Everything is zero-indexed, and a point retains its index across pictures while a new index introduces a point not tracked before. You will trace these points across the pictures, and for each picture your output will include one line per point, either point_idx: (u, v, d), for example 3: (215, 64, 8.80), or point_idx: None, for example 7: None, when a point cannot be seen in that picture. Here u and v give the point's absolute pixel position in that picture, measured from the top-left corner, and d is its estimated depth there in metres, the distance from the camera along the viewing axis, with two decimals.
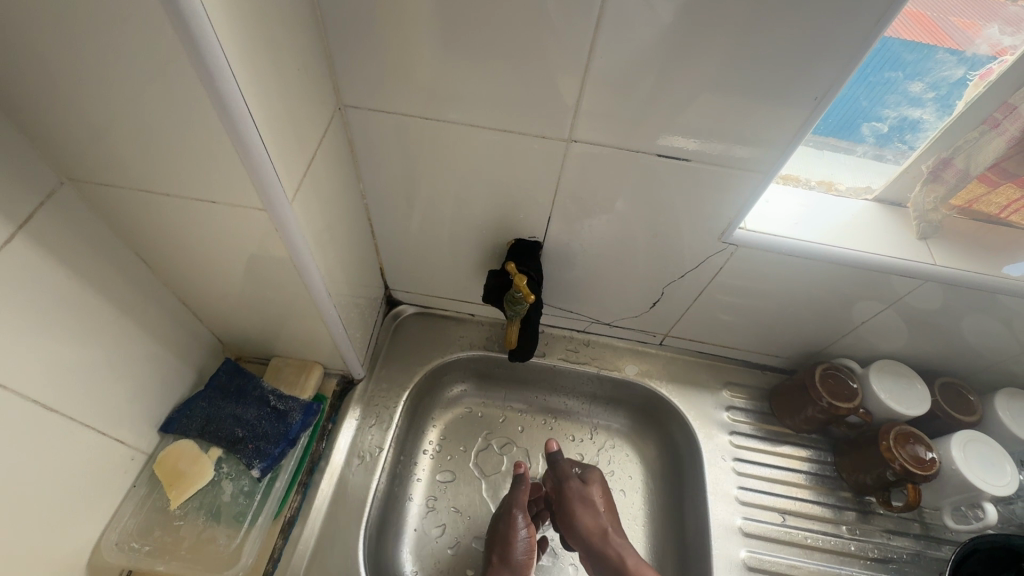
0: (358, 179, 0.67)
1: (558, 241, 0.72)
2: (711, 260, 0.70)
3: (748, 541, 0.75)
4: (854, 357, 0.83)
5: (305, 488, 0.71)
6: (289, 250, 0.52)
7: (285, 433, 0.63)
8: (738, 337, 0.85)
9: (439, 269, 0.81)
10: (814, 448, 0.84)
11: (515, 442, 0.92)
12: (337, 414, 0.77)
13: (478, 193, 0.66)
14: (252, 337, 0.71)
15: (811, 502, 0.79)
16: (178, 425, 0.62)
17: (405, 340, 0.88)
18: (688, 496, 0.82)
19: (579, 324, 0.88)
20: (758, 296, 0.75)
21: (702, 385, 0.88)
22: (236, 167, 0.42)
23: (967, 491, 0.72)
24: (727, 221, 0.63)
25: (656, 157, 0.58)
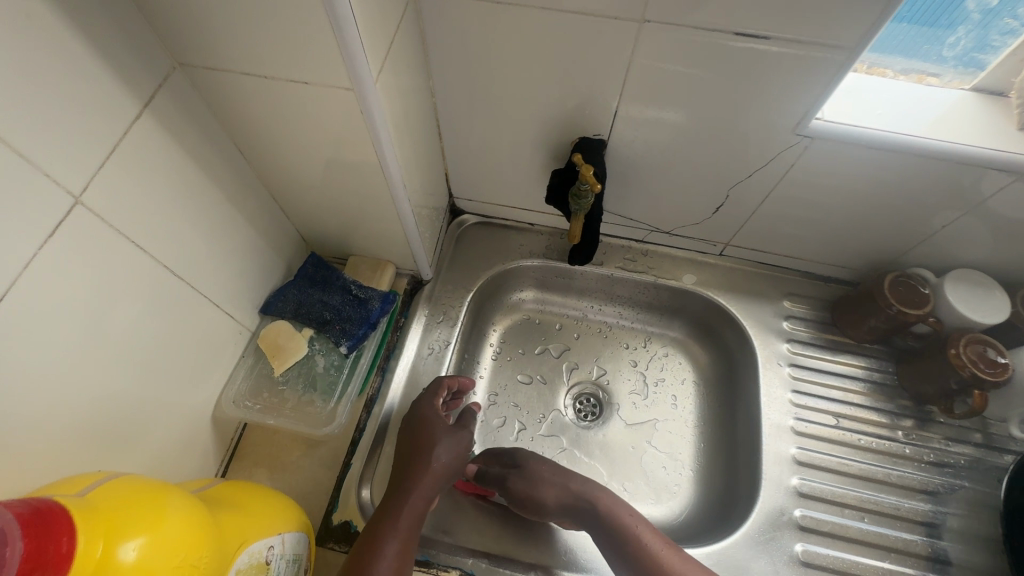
0: (428, 75, 0.68)
1: (623, 140, 0.71)
2: (781, 157, 0.67)
3: (799, 440, 0.77)
4: (930, 269, 0.79)
5: (383, 372, 0.77)
6: (373, 137, 0.55)
7: (367, 317, 0.70)
8: (803, 249, 0.83)
9: (502, 175, 0.83)
10: (874, 358, 0.84)
11: (571, 347, 0.97)
12: (408, 310, 0.84)
13: (546, 88, 0.66)
14: (332, 234, 0.77)
15: (867, 408, 0.80)
16: (275, 307, 0.70)
17: (468, 247, 0.92)
18: (741, 400, 0.85)
19: (638, 233, 0.89)
20: (829, 201, 0.72)
21: (762, 296, 0.88)
22: (327, 40, 0.44)
23: None
24: (803, 112, 0.60)
25: (735, 36, 0.54)
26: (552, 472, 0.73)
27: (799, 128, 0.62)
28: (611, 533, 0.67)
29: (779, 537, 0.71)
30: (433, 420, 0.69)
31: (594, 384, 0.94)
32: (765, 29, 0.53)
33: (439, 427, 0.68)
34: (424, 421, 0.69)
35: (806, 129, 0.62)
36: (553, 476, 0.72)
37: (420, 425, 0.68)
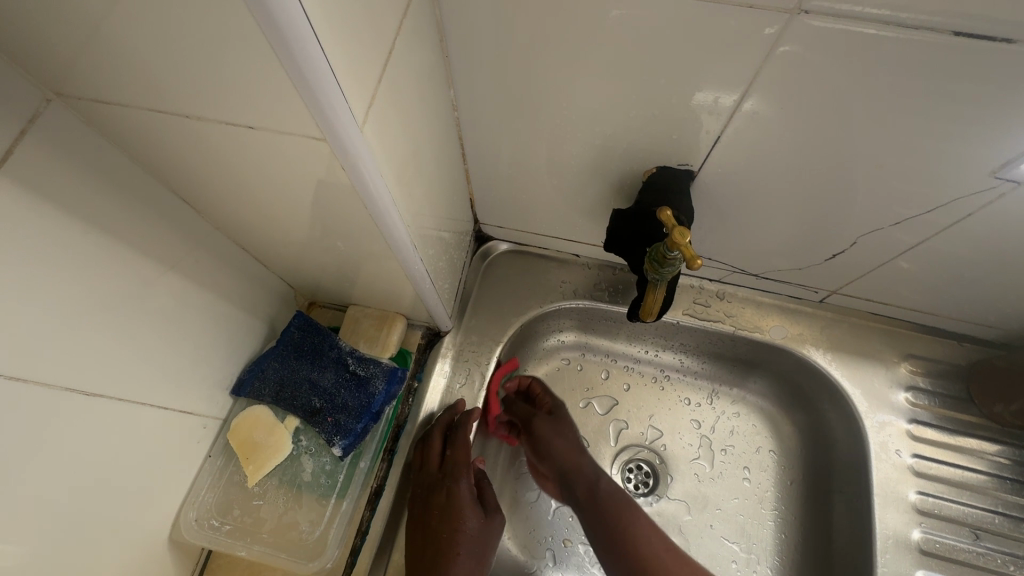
0: (448, 83, 0.48)
1: (717, 171, 0.51)
2: (958, 203, 0.47)
3: (925, 561, 0.60)
4: None
5: (391, 455, 0.61)
6: (365, 196, 0.36)
7: (369, 406, 0.54)
8: (940, 303, 0.63)
9: (545, 205, 0.64)
10: (1021, 448, 0.65)
11: (619, 402, 0.78)
12: (423, 371, 0.67)
13: (615, 102, 0.46)
14: (326, 284, 0.60)
15: (1014, 519, 0.62)
16: (251, 388, 0.54)
17: (497, 284, 0.74)
18: (839, 491, 0.68)
19: (716, 273, 0.70)
20: (1005, 256, 0.52)
21: (873, 358, 0.69)
22: (275, 68, 0.26)
23: None
24: (1018, 148, 0.40)
25: (950, 38, 0.34)
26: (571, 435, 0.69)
27: (1000, 171, 0.42)
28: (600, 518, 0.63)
29: None
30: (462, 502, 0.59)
31: (648, 450, 0.76)
32: (1010, 26, 0.32)
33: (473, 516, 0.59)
34: (455, 507, 0.58)
35: (1009, 171, 0.42)
36: (570, 442, 0.68)
37: (447, 506, 0.58)
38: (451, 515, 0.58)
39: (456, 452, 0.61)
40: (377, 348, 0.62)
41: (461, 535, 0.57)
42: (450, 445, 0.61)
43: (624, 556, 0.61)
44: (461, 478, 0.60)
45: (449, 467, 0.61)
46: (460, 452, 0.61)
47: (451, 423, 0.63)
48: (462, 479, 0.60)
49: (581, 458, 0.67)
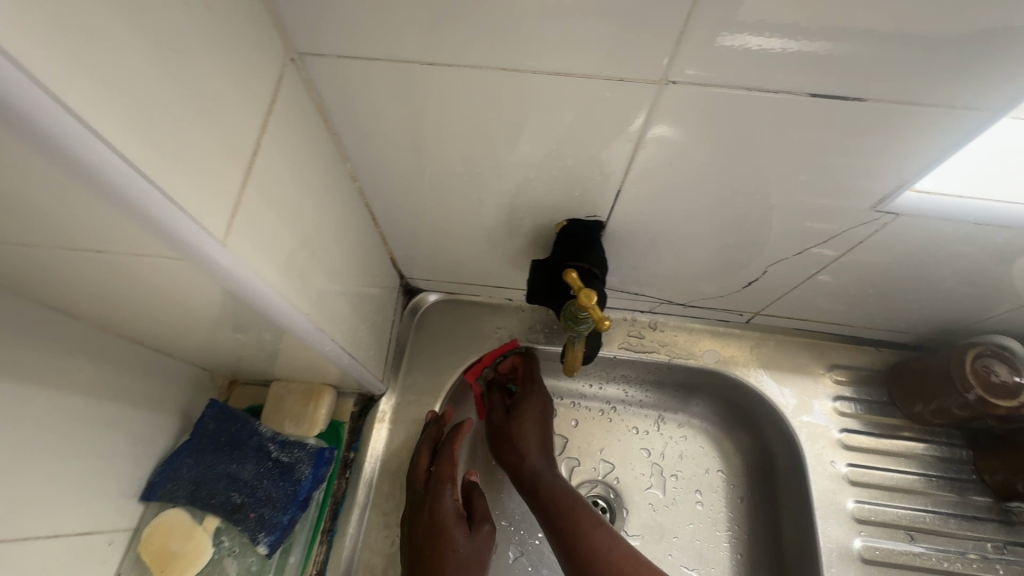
0: (343, 159, 0.47)
1: (627, 219, 0.52)
2: (848, 233, 0.50)
3: (868, 569, 0.62)
4: (1012, 334, 0.64)
5: (330, 536, 0.59)
6: (249, 298, 0.33)
7: (294, 495, 0.51)
8: (854, 313, 0.66)
9: (468, 258, 0.63)
10: (943, 443, 0.68)
11: (568, 438, 0.77)
12: (360, 439, 0.64)
13: (517, 165, 0.46)
14: (244, 364, 0.57)
15: (943, 515, 0.65)
16: (163, 490, 0.51)
17: (431, 337, 0.72)
18: (784, 506, 0.69)
19: (645, 305, 0.71)
20: (899, 270, 0.56)
21: (802, 371, 0.71)
22: (110, 211, 0.24)
23: None
24: (892, 184, 0.43)
25: (810, 99, 0.37)
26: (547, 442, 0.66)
27: (879, 205, 0.45)
28: (553, 525, 0.57)
29: None
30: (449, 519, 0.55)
31: (602, 484, 0.75)
32: (858, 86, 0.35)
33: (461, 532, 0.55)
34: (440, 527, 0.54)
35: (888, 205, 0.45)
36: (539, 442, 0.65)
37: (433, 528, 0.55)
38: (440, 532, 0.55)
39: (439, 465, 0.58)
40: (305, 425, 0.59)
41: (451, 556, 0.53)
42: (435, 458, 0.59)
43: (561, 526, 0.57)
44: (445, 495, 0.56)
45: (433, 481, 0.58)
46: (446, 467, 0.58)
47: (437, 440, 0.62)
48: (445, 494, 0.56)
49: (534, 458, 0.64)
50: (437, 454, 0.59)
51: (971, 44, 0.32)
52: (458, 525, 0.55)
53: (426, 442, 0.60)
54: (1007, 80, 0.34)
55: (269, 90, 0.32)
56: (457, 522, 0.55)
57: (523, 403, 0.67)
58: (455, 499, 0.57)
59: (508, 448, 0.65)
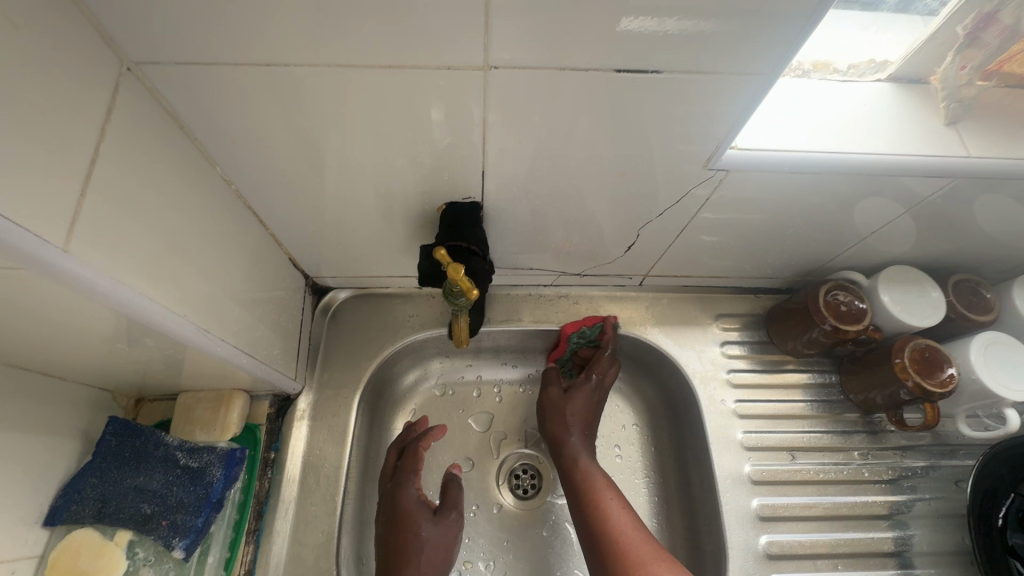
0: (213, 164, 0.48)
1: (502, 198, 0.56)
2: (695, 191, 0.56)
3: (758, 489, 0.69)
4: (858, 268, 0.73)
5: (257, 534, 0.59)
6: (108, 303, 0.34)
7: (206, 497, 0.53)
8: (729, 265, 0.74)
9: (367, 251, 0.65)
10: (817, 371, 0.77)
11: (495, 414, 0.81)
12: (279, 439, 0.65)
13: (384, 155, 0.49)
14: (146, 380, 0.57)
15: (820, 432, 0.73)
16: (68, 513, 0.50)
17: (345, 334, 0.74)
18: (689, 447, 0.76)
19: (547, 279, 0.75)
20: (754, 220, 0.63)
21: (692, 323, 0.78)
22: None
23: (911, 331, 0.68)
24: (714, 143, 0.49)
25: (618, 75, 0.42)
26: (588, 427, 0.73)
27: (710, 163, 0.51)
28: (582, 514, 0.64)
29: None
30: (412, 510, 0.64)
31: (528, 452, 0.79)
32: (655, 60, 0.41)
33: (429, 521, 0.63)
34: (405, 516, 0.63)
35: (717, 163, 0.51)
36: (583, 424, 0.72)
37: (398, 519, 0.63)
38: (403, 520, 0.63)
39: (404, 461, 0.67)
40: (217, 431, 0.60)
41: (416, 538, 0.62)
42: (400, 456, 0.67)
43: (595, 535, 0.62)
44: (408, 486, 0.65)
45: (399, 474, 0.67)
46: (408, 463, 0.67)
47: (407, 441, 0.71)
48: (406, 489, 0.65)
49: (575, 432, 0.71)
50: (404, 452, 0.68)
51: (731, 15, 0.38)
52: (423, 513, 0.64)
53: (395, 443, 0.69)
54: (771, 46, 0.40)
55: (101, 101, 0.33)
56: (422, 512, 0.63)
57: (577, 389, 0.74)
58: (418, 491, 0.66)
59: (557, 416, 0.73)
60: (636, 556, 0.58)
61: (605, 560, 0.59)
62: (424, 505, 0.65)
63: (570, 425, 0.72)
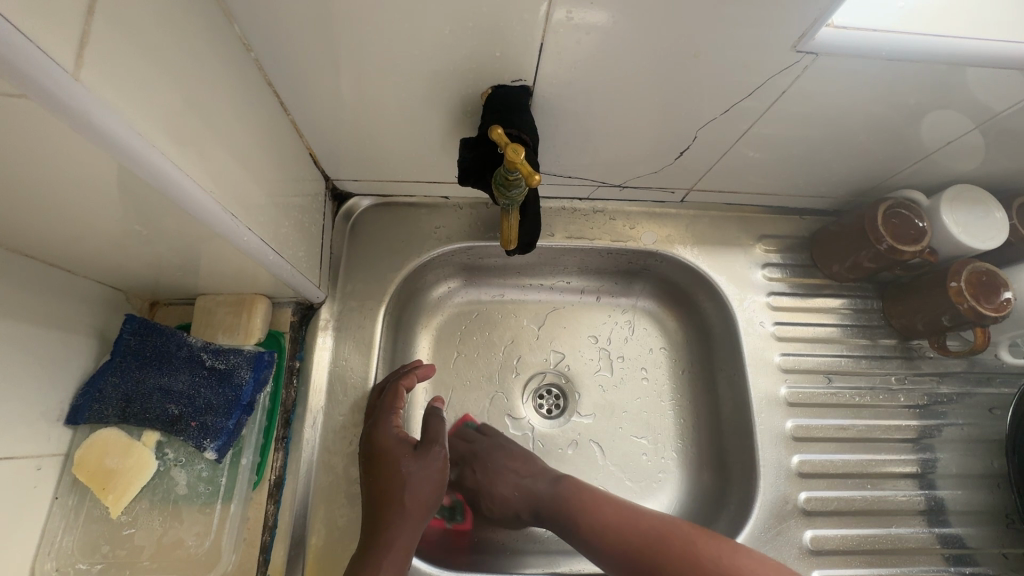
0: (230, 20, 0.41)
1: (554, 83, 0.50)
2: (770, 84, 0.50)
3: (792, 411, 0.68)
4: (918, 188, 0.68)
5: (286, 443, 0.57)
6: (125, 159, 0.30)
7: (237, 399, 0.53)
8: (779, 183, 0.69)
9: (395, 149, 0.59)
10: (858, 296, 0.74)
11: (520, 335, 0.78)
12: (303, 349, 0.62)
13: (428, 19, 0.43)
14: (161, 281, 0.53)
15: (856, 357, 0.72)
16: (91, 412, 0.49)
17: (367, 244, 0.69)
18: (721, 370, 0.74)
19: (583, 191, 0.70)
20: (818, 130, 0.57)
21: (732, 244, 0.74)
22: None
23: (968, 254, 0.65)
24: (809, 17, 0.43)
25: None
26: (516, 471, 0.66)
27: (799, 45, 0.45)
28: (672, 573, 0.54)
29: (786, 530, 0.63)
30: (394, 447, 0.55)
31: (554, 373, 0.77)
32: None
33: (409, 457, 0.55)
34: (384, 455, 0.55)
35: (806, 44, 0.45)
36: (506, 480, 0.66)
37: (381, 458, 0.55)
38: (384, 459, 0.55)
39: (385, 397, 0.59)
40: (239, 336, 0.56)
41: (397, 480, 0.54)
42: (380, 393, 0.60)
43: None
44: (388, 423, 0.57)
45: (379, 411, 0.59)
46: (390, 398, 0.59)
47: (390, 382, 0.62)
48: (385, 424, 0.57)
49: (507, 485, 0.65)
50: (385, 389, 0.60)
51: None
52: (404, 450, 0.55)
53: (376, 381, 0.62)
54: None
55: None
56: (402, 449, 0.55)
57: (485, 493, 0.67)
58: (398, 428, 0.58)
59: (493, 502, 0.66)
60: (660, 527, 0.57)
61: (651, 559, 0.56)
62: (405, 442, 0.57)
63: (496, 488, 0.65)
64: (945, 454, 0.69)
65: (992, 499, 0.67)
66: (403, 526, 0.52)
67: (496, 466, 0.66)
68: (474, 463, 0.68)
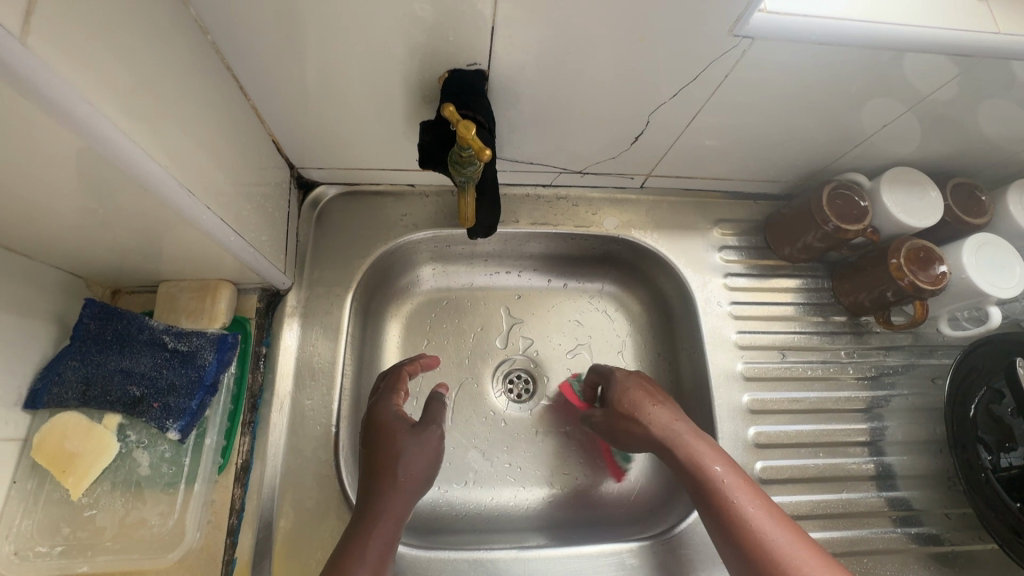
0: (185, 3, 0.42)
1: (508, 69, 0.52)
2: (715, 69, 0.53)
3: (749, 386, 0.71)
4: (862, 172, 0.72)
5: (252, 426, 0.58)
6: (72, 128, 0.30)
7: (200, 379, 0.53)
8: (732, 168, 0.72)
9: (357, 135, 0.60)
10: (810, 276, 0.78)
11: (489, 321, 0.80)
12: (269, 335, 0.62)
13: (381, 5, 0.44)
14: (122, 267, 0.53)
15: (809, 334, 0.75)
16: (49, 396, 0.49)
17: (333, 233, 0.70)
18: (682, 350, 0.77)
19: (546, 178, 0.72)
20: (764, 114, 0.60)
21: (690, 228, 0.77)
22: None
23: (906, 233, 0.69)
24: (743, 3, 0.45)
25: None
26: (665, 406, 0.61)
27: (736, 29, 0.47)
28: None
29: None
30: (392, 422, 0.59)
31: (523, 358, 0.79)
32: None
33: (406, 433, 0.58)
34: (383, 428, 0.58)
35: (743, 29, 0.47)
36: (667, 415, 0.60)
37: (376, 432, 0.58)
38: (382, 433, 0.58)
39: (387, 382, 0.64)
40: (203, 320, 0.56)
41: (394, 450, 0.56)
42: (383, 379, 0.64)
43: None
44: (389, 403, 0.61)
45: (380, 395, 0.63)
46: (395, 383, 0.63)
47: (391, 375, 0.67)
48: (386, 404, 0.60)
49: (672, 421, 0.60)
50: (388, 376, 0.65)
51: None
52: (403, 425, 0.58)
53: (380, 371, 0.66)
54: None
55: None
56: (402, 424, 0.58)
57: (645, 411, 0.61)
58: (399, 407, 0.61)
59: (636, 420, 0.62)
60: (773, 543, 0.50)
61: None
62: (403, 419, 0.59)
63: (649, 425, 0.60)
64: (894, 422, 0.72)
65: (937, 462, 0.71)
66: (397, 493, 0.53)
67: (659, 408, 0.61)
68: (615, 392, 0.65)
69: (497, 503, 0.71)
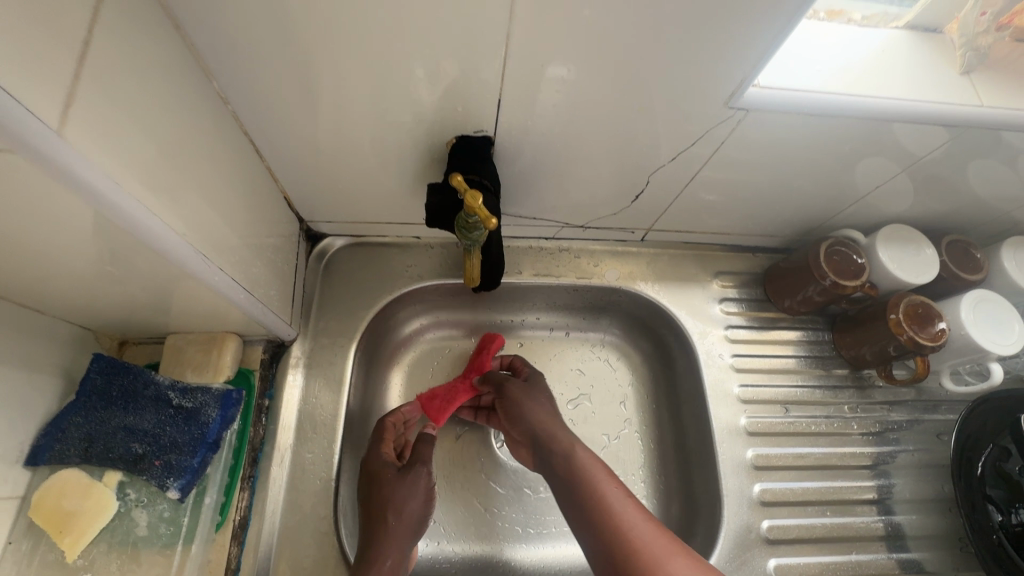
0: (209, 77, 0.44)
1: (514, 134, 0.54)
2: (710, 135, 0.55)
3: (753, 441, 0.70)
4: (857, 228, 0.73)
5: (252, 482, 0.57)
6: (96, 206, 0.32)
7: (202, 437, 0.54)
8: (730, 223, 0.74)
9: (367, 193, 0.62)
10: (810, 329, 0.78)
11: None
12: (273, 387, 0.62)
13: (394, 79, 0.47)
14: (131, 321, 0.54)
15: (811, 387, 0.75)
16: (52, 453, 0.50)
17: (339, 284, 0.71)
18: (685, 402, 0.77)
19: (549, 231, 0.74)
20: (758, 175, 0.62)
21: (690, 280, 0.78)
22: None
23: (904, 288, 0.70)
24: (737, 79, 0.49)
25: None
26: (548, 404, 0.67)
27: (731, 102, 0.51)
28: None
29: (750, 559, 0.65)
30: (382, 469, 0.59)
31: None
32: None
33: (393, 478, 0.58)
34: (373, 474, 0.58)
35: (738, 101, 0.51)
36: (546, 408, 0.66)
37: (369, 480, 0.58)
38: (373, 481, 0.58)
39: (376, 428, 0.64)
40: (208, 373, 0.57)
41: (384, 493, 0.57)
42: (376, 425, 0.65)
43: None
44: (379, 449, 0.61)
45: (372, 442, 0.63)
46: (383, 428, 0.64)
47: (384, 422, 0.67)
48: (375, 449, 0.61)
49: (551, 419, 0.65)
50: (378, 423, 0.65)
51: None
52: (392, 471, 0.58)
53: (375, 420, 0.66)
54: None
55: None
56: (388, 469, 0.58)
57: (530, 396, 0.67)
58: (389, 453, 0.61)
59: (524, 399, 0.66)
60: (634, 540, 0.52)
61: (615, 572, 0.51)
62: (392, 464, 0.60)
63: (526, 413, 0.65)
64: (902, 479, 0.71)
65: (948, 522, 0.70)
66: (392, 538, 0.54)
67: (540, 400, 0.67)
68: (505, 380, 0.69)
69: (499, 562, 0.69)
